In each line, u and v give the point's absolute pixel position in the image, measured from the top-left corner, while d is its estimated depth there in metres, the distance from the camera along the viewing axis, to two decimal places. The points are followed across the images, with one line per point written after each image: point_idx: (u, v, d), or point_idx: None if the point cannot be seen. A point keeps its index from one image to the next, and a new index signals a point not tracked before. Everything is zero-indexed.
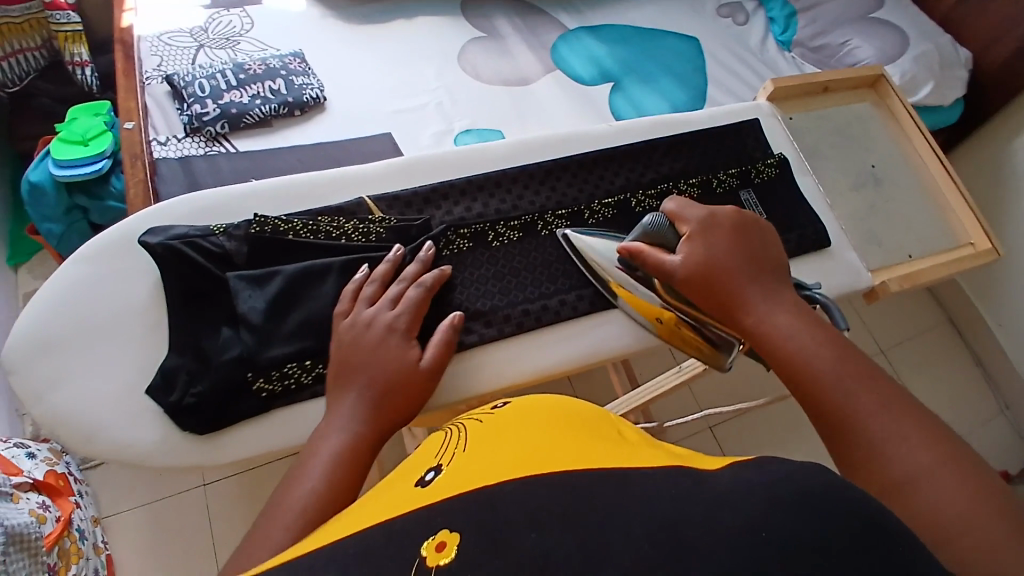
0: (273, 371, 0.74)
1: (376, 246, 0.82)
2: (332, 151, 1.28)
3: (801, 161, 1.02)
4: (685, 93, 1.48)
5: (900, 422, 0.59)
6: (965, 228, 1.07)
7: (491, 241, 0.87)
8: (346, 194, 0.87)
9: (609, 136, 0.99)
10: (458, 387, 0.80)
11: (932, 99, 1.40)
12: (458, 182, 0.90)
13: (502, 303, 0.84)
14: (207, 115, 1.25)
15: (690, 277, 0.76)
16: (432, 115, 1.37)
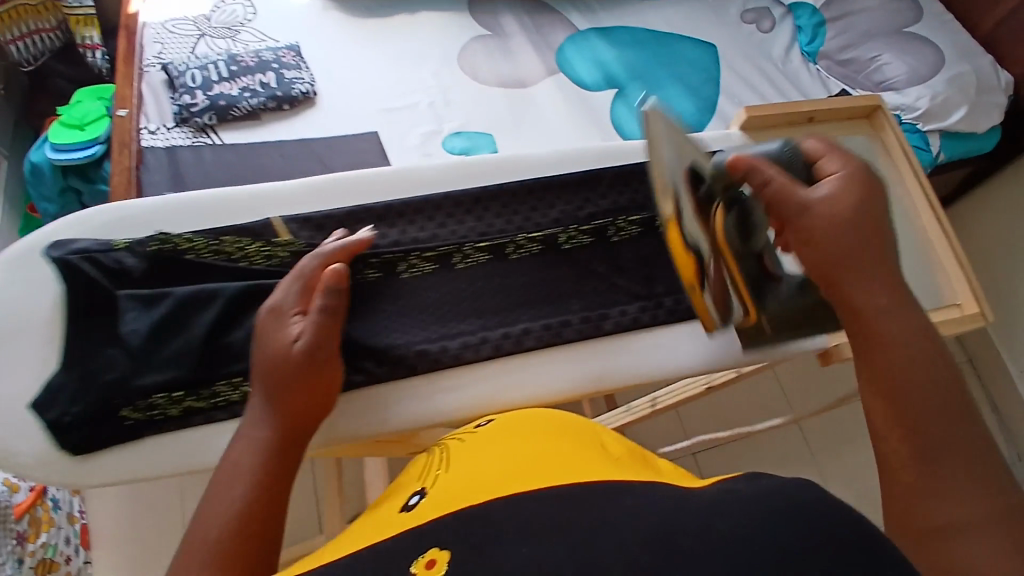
0: (141, 399, 0.71)
1: (276, 272, 0.77)
2: (316, 148, 1.25)
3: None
4: (693, 104, 1.40)
5: (959, 454, 0.52)
6: (952, 287, 0.97)
7: (401, 271, 0.80)
8: (257, 214, 0.82)
9: (553, 163, 0.92)
10: (341, 428, 0.74)
11: (964, 126, 1.29)
12: (377, 207, 0.84)
13: (398, 342, 0.77)
14: (196, 105, 1.25)
15: (818, 220, 0.65)
16: (424, 114, 1.32)
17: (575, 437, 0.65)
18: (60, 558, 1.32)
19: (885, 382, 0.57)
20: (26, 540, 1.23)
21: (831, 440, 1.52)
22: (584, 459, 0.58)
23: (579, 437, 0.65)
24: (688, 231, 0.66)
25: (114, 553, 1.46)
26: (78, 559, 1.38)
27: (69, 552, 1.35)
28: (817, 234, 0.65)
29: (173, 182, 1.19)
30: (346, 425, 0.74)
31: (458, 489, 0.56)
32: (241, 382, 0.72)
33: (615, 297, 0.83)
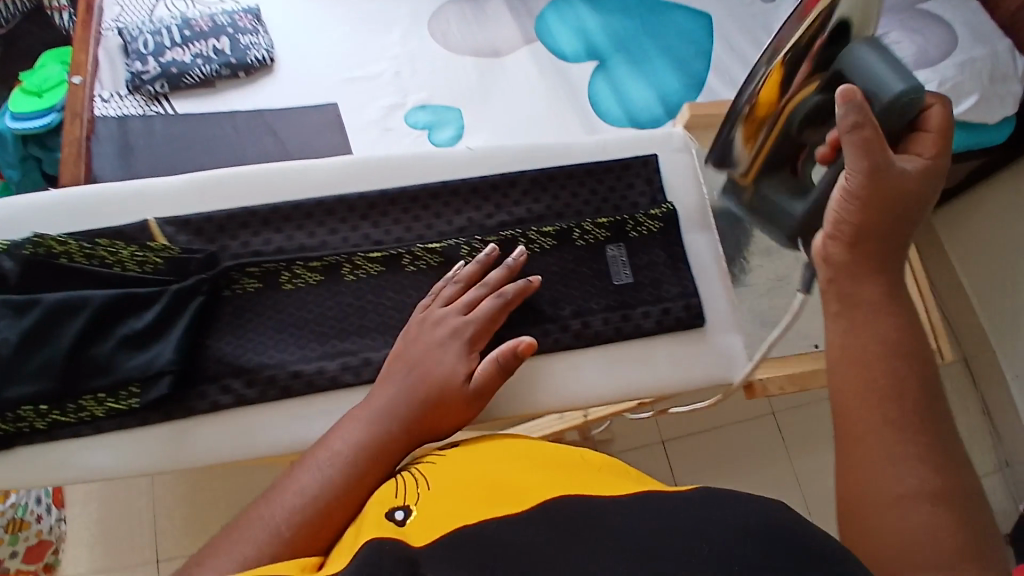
0: (6, 413, 0.62)
1: (146, 281, 0.67)
2: (269, 120, 1.19)
3: (704, 210, 0.81)
4: (678, 80, 1.30)
5: (910, 435, 0.48)
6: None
7: (283, 284, 0.70)
8: (131, 217, 0.71)
9: (465, 163, 0.79)
10: (205, 449, 0.66)
11: (976, 115, 1.17)
12: (261, 210, 0.72)
13: (271, 361, 0.68)
14: (146, 73, 1.19)
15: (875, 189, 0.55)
16: (386, 85, 1.24)
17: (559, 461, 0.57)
18: (31, 518, 1.24)
19: (860, 354, 0.52)
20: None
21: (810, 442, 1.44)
22: (579, 473, 0.54)
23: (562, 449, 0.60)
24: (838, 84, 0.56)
25: (86, 509, 1.39)
26: (51, 519, 1.30)
27: (39, 512, 1.27)
28: (871, 206, 0.56)
29: (122, 154, 1.14)
30: (202, 451, 0.66)
31: (454, 496, 0.50)
32: (105, 400, 0.64)
33: (528, 314, 0.72)
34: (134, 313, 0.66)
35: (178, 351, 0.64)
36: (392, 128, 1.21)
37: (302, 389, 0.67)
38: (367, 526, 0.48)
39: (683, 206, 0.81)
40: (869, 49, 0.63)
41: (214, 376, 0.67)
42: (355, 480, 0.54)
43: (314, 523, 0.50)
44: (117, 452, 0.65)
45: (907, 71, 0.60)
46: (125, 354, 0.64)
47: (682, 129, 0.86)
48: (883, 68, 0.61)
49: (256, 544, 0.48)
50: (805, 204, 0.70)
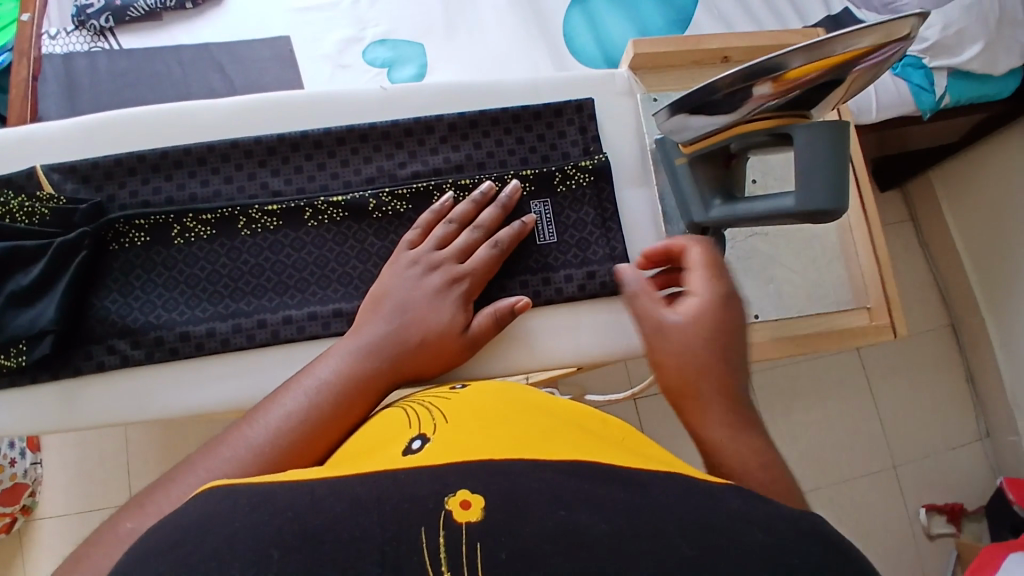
0: None
1: (32, 234, 0.56)
2: (220, 56, 1.11)
3: (644, 163, 0.71)
4: (663, 17, 1.20)
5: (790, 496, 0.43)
6: (863, 283, 0.74)
7: (174, 239, 0.60)
8: (18, 163, 0.61)
9: (377, 102, 0.67)
10: (90, 414, 0.57)
11: (980, 65, 1.09)
12: (152, 154, 0.61)
13: (158, 321, 0.58)
14: (91, 7, 1.10)
15: (681, 339, 0.46)
16: (343, 17, 1.16)
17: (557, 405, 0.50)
18: (3, 462, 1.24)
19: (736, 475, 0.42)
20: None
21: (779, 396, 1.44)
22: (574, 421, 0.47)
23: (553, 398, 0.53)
24: (842, 68, 0.50)
25: (62, 454, 1.38)
26: (26, 462, 1.29)
27: (13, 455, 1.27)
28: (689, 358, 0.45)
29: (65, 93, 1.07)
30: (90, 419, 0.57)
31: (463, 430, 0.44)
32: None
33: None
34: (22, 269, 0.55)
35: (64, 310, 0.55)
36: (352, 69, 1.13)
37: (193, 354, 0.58)
38: (374, 463, 0.41)
39: (621, 158, 0.70)
40: (834, 137, 0.52)
41: (101, 338, 0.57)
42: (338, 411, 0.48)
43: (292, 449, 0.45)
44: (8, 412, 0.56)
45: (842, 180, 0.53)
46: (11, 313, 0.54)
47: (626, 71, 0.73)
48: (828, 160, 0.52)
49: (232, 460, 0.43)
50: (724, 207, 0.61)
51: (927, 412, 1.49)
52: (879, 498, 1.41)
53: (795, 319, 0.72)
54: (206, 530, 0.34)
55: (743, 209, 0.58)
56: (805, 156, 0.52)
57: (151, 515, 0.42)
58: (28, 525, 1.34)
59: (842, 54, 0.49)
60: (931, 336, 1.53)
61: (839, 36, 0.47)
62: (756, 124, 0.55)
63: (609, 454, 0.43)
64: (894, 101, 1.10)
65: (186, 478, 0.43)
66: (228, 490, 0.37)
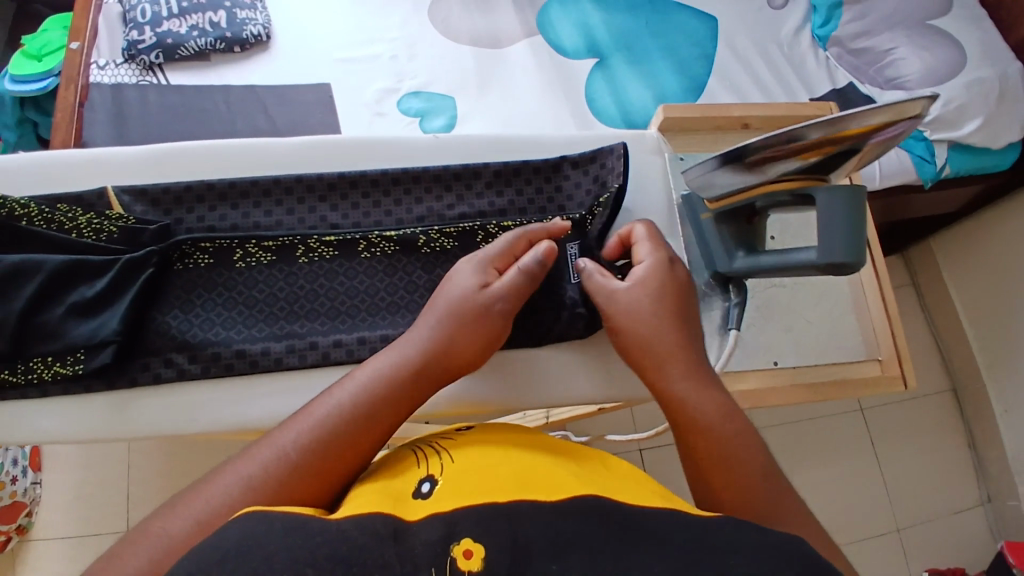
0: None
1: (103, 250, 0.60)
2: (263, 96, 1.18)
3: (670, 214, 0.74)
4: (680, 83, 1.28)
5: (739, 433, 0.50)
6: (875, 337, 0.77)
7: (236, 262, 0.63)
8: (91, 182, 0.65)
9: (430, 148, 0.73)
10: (140, 421, 0.60)
11: (976, 144, 1.17)
12: (220, 184, 0.65)
13: (216, 338, 0.61)
14: (143, 42, 1.18)
15: (632, 306, 0.59)
16: (382, 69, 1.24)
17: (565, 453, 0.52)
18: (6, 478, 1.23)
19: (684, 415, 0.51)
20: None
21: (782, 453, 1.45)
22: (587, 468, 0.50)
23: (559, 441, 0.55)
24: (859, 139, 0.54)
25: (64, 473, 1.39)
26: (27, 481, 1.30)
27: (15, 474, 1.27)
28: (636, 327, 0.57)
29: (113, 121, 1.13)
30: (140, 427, 0.60)
31: (476, 475, 0.46)
32: (54, 364, 0.58)
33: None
34: (86, 280, 0.59)
35: (128, 323, 0.58)
36: (387, 115, 1.20)
37: (247, 371, 0.61)
38: (387, 496, 0.45)
39: (652, 207, 0.75)
40: (854, 198, 0.56)
41: (158, 351, 0.60)
42: (372, 417, 0.50)
43: (326, 461, 0.46)
44: (61, 417, 0.59)
45: (861, 236, 0.56)
46: (74, 322, 0.58)
47: (655, 131, 0.78)
48: (847, 218, 0.56)
49: (286, 470, 0.45)
50: (747, 259, 0.65)
51: (930, 477, 1.49)
52: (882, 561, 1.40)
53: (810, 367, 0.75)
54: (247, 547, 0.37)
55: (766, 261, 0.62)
56: (827, 214, 0.56)
57: (192, 511, 0.43)
58: (22, 545, 1.33)
59: (855, 128, 0.53)
60: (933, 399, 1.55)
61: (853, 114, 0.52)
62: (780, 184, 0.59)
63: (623, 496, 0.45)
64: (896, 169, 1.17)
65: (229, 475, 0.45)
66: (264, 514, 0.40)
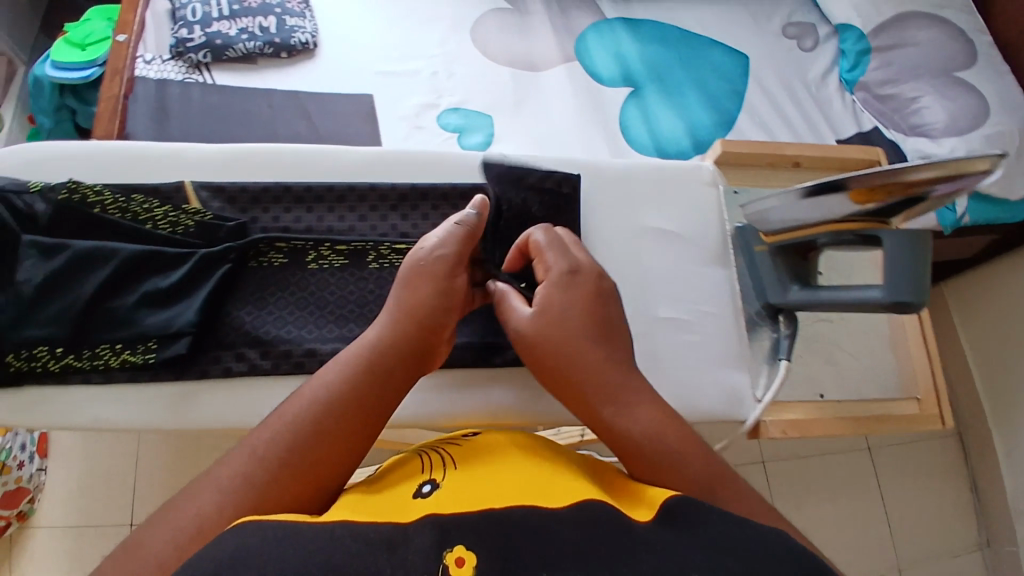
0: (19, 350, 0.60)
1: (180, 242, 0.64)
2: (306, 102, 1.20)
3: (725, 245, 0.77)
4: (711, 117, 1.32)
5: (678, 445, 0.50)
6: (913, 377, 0.83)
7: (308, 263, 0.66)
8: (170, 175, 0.68)
9: (500, 165, 0.76)
10: (203, 413, 0.61)
11: (996, 192, 1.20)
12: (297, 186, 0.68)
13: (289, 336, 0.63)
14: (191, 41, 1.20)
15: (546, 332, 0.56)
16: (423, 84, 1.27)
17: (565, 461, 0.54)
18: (13, 463, 1.23)
19: (621, 441, 0.51)
20: None
21: (787, 486, 1.46)
22: (594, 479, 0.51)
23: (554, 449, 0.57)
24: (922, 188, 0.58)
25: (69, 462, 1.38)
26: (33, 467, 1.28)
27: (22, 459, 1.26)
28: (552, 358, 0.55)
29: (156, 115, 1.14)
30: (204, 420, 0.61)
31: (472, 485, 0.49)
32: (122, 352, 0.61)
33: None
34: (160, 272, 0.63)
35: (202, 315, 0.61)
36: (427, 129, 1.23)
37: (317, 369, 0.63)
38: (390, 502, 0.48)
39: (711, 234, 0.77)
40: (918, 245, 0.61)
41: (230, 346, 0.63)
42: (347, 413, 0.50)
43: (314, 464, 0.48)
44: (123, 403, 0.61)
45: (927, 279, 0.61)
46: (148, 312, 0.62)
47: (712, 163, 0.81)
48: (912, 262, 0.61)
49: (284, 475, 0.47)
50: (801, 291, 0.71)
51: (932, 518, 1.51)
52: None
53: (852, 403, 0.80)
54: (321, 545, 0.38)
55: (822, 297, 0.68)
56: (893, 256, 0.61)
57: (184, 529, 0.45)
58: (21, 531, 1.31)
59: (914, 181, 0.57)
60: (937, 440, 1.58)
61: (916, 170, 0.56)
62: (846, 224, 0.64)
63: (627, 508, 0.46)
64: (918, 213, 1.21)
65: (217, 484, 0.46)
66: (259, 524, 0.41)
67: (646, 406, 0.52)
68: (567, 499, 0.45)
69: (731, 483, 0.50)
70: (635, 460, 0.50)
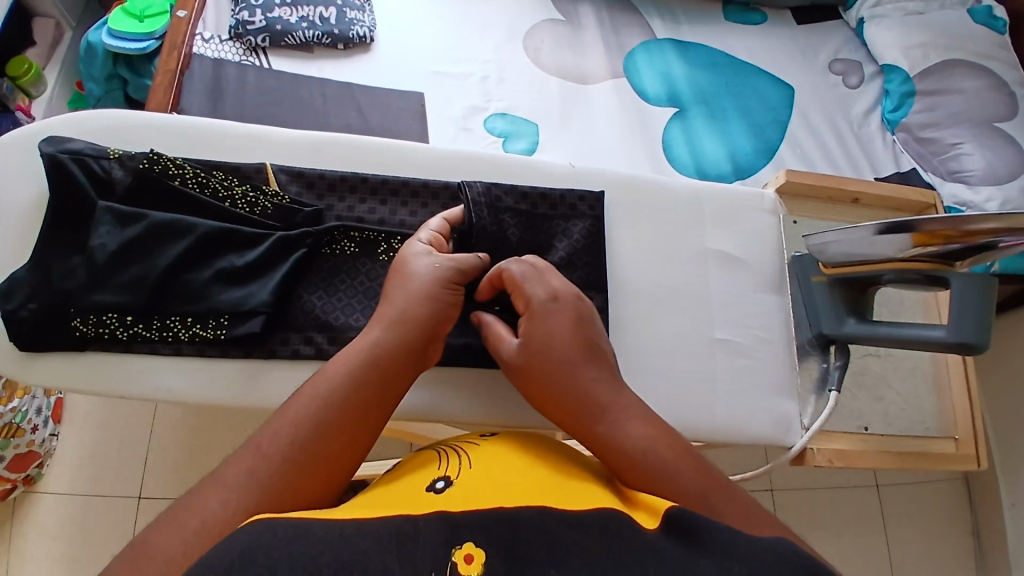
0: (92, 315, 0.63)
1: (258, 223, 0.69)
2: (358, 94, 1.22)
3: (782, 275, 0.83)
4: (752, 144, 1.33)
5: (671, 455, 0.50)
6: (952, 418, 0.89)
7: (379, 254, 0.71)
8: (252, 156, 0.72)
9: (563, 176, 0.81)
10: (267, 390, 0.66)
11: None
12: (373, 179, 0.74)
13: (356, 324, 0.68)
14: (252, 24, 1.22)
15: (540, 354, 0.58)
16: (473, 87, 1.29)
17: (574, 466, 0.54)
18: (27, 427, 1.19)
19: (615, 456, 0.51)
20: (10, 396, 1.12)
21: (793, 515, 1.47)
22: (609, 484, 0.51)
23: (561, 451, 0.57)
24: (987, 238, 0.64)
25: (82, 428, 1.35)
26: (45, 432, 1.26)
27: (36, 423, 1.22)
28: (547, 380, 0.57)
29: (211, 94, 1.15)
30: (266, 398, 0.66)
31: (482, 484, 0.49)
32: (193, 325, 0.65)
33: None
34: (236, 251, 0.67)
35: (275, 296, 0.66)
36: (474, 133, 1.24)
37: None
38: (404, 496, 0.49)
39: (760, 263, 0.83)
40: (984, 289, 0.67)
41: (300, 328, 0.67)
42: (350, 412, 0.51)
43: (321, 460, 0.48)
44: (186, 376, 0.65)
45: (989, 321, 0.68)
46: (222, 288, 0.66)
47: (773, 192, 0.87)
48: (976, 305, 0.68)
49: (302, 471, 0.47)
50: (858, 323, 0.77)
51: (933, 561, 1.51)
52: None
53: (893, 436, 0.86)
54: None
55: (882, 331, 0.74)
56: (959, 296, 0.68)
57: (190, 526, 0.43)
58: (26, 495, 1.29)
59: (976, 230, 0.63)
60: (945, 484, 1.58)
61: (977, 221, 0.61)
62: (914, 265, 0.70)
63: (643, 510, 0.46)
64: None
65: (229, 481, 0.45)
66: (271, 522, 0.41)
67: (637, 422, 0.53)
68: (565, 504, 0.46)
69: (730, 495, 0.49)
70: (629, 472, 0.50)
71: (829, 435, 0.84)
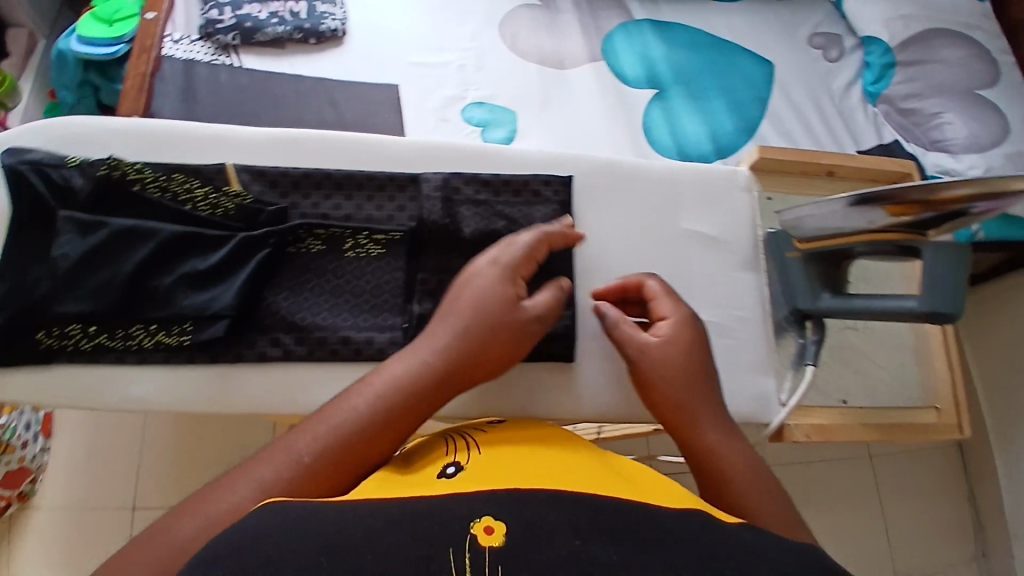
0: (57, 326, 0.63)
1: (218, 225, 0.68)
2: (332, 89, 1.21)
3: (756, 250, 0.82)
4: (732, 122, 1.32)
5: (763, 475, 0.54)
6: (934, 387, 0.90)
7: (345, 251, 0.70)
8: (214, 157, 0.71)
9: (535, 162, 0.79)
10: (235, 393, 0.66)
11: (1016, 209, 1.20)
12: (339, 175, 0.72)
13: (324, 323, 0.68)
14: (221, 23, 1.21)
15: (670, 358, 0.62)
16: (451, 76, 1.28)
17: (589, 455, 0.53)
18: (17, 442, 1.19)
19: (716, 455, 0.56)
20: None
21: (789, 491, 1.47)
22: (624, 476, 0.51)
23: (573, 440, 0.57)
24: (958, 205, 0.63)
25: (74, 439, 1.35)
26: (36, 447, 1.25)
27: (27, 438, 1.22)
28: (677, 379, 0.60)
29: (184, 96, 1.14)
30: (236, 402, 0.66)
31: (501, 469, 0.48)
32: (157, 332, 0.65)
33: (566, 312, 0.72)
34: (199, 254, 0.67)
35: (239, 298, 0.65)
36: (452, 123, 1.23)
37: (349, 356, 0.67)
38: (418, 480, 0.48)
39: (734, 241, 0.82)
40: (956, 256, 0.67)
41: (267, 330, 0.67)
42: (388, 425, 0.51)
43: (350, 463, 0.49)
44: (153, 384, 0.65)
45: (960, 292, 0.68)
46: (185, 293, 0.65)
47: (747, 170, 0.86)
48: (949, 272, 0.68)
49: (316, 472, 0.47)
50: (832, 298, 0.77)
51: (930, 529, 1.52)
52: None
53: (873, 408, 0.86)
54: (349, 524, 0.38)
55: (857, 305, 0.73)
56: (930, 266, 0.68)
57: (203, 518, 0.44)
58: (22, 511, 1.28)
59: (944, 196, 0.62)
60: (940, 452, 1.59)
61: (947, 185, 0.61)
62: (885, 236, 0.70)
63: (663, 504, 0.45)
64: None
65: (244, 481, 0.46)
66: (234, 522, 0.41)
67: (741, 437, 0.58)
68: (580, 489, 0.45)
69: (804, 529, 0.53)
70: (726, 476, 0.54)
71: (808, 411, 0.83)
